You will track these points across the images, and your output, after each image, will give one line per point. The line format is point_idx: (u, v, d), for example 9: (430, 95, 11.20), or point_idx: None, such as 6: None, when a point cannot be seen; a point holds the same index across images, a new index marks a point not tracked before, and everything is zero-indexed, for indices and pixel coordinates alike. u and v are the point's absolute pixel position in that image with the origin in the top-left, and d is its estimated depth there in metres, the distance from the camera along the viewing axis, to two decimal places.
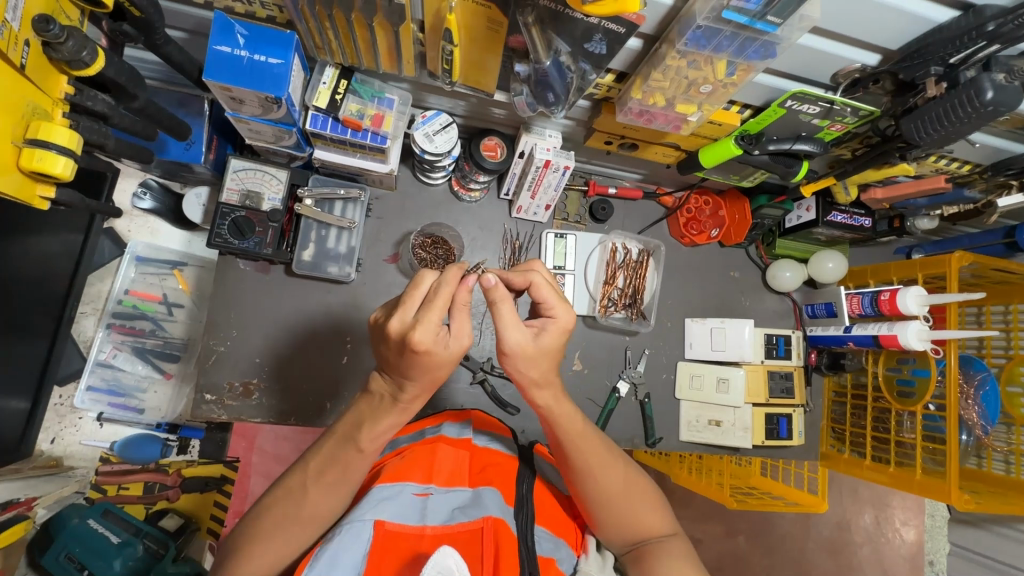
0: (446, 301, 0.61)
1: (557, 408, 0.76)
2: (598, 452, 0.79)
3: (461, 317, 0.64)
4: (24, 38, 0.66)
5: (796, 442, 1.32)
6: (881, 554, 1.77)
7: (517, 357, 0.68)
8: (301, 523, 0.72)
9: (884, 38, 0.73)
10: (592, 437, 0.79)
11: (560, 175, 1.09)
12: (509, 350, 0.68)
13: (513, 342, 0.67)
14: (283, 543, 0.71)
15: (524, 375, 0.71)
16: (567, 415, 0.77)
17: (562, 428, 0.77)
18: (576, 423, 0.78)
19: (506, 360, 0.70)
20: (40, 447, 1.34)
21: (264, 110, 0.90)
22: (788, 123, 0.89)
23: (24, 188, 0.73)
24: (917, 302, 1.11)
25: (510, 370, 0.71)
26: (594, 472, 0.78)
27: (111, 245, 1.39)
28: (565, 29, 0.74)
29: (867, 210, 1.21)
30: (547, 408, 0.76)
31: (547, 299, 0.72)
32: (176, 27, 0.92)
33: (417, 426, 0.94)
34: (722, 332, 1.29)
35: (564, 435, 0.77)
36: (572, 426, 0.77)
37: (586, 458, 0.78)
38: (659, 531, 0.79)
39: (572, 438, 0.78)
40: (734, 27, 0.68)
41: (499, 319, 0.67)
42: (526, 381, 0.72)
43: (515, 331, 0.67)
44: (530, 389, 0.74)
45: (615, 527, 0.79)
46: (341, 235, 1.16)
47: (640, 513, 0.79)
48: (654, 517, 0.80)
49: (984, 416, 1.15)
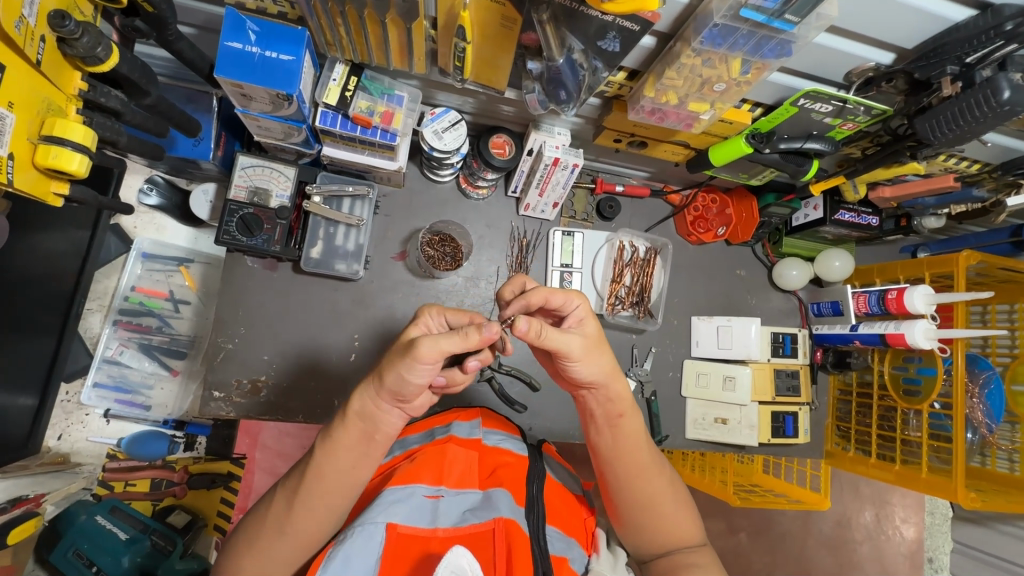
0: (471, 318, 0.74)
1: (625, 408, 0.79)
2: (647, 459, 0.81)
3: (449, 334, 0.64)
4: (40, 33, 0.66)
5: (801, 440, 1.32)
6: (882, 551, 1.78)
7: (585, 357, 0.71)
8: (312, 527, 0.73)
9: (898, 37, 0.73)
10: (645, 443, 0.81)
11: (569, 172, 1.08)
12: (574, 356, 0.71)
13: (576, 346, 0.70)
14: (298, 542, 0.73)
15: (596, 372, 0.74)
16: (631, 414, 0.79)
17: (624, 429, 0.80)
18: (635, 424, 0.80)
19: (576, 367, 0.72)
20: (47, 444, 1.34)
21: (274, 107, 0.90)
22: (799, 122, 0.89)
23: (39, 185, 0.73)
24: (924, 301, 1.11)
25: (580, 375, 0.73)
26: (643, 479, 0.80)
27: (117, 242, 1.39)
28: (579, 26, 0.74)
29: (875, 209, 1.21)
30: (615, 408, 0.78)
31: (563, 301, 0.74)
32: (187, 23, 0.92)
33: (428, 425, 0.95)
34: (728, 331, 1.29)
35: (623, 436, 0.80)
36: (631, 427, 0.80)
37: (636, 462, 0.80)
38: (688, 541, 0.81)
39: (629, 441, 0.80)
40: (751, 26, 0.68)
41: (550, 339, 0.68)
42: (599, 378, 0.74)
43: (571, 337, 0.70)
44: (603, 386, 0.76)
45: (647, 531, 0.82)
46: (349, 233, 1.16)
47: (675, 522, 0.81)
48: (685, 526, 0.82)
49: (988, 415, 1.16)
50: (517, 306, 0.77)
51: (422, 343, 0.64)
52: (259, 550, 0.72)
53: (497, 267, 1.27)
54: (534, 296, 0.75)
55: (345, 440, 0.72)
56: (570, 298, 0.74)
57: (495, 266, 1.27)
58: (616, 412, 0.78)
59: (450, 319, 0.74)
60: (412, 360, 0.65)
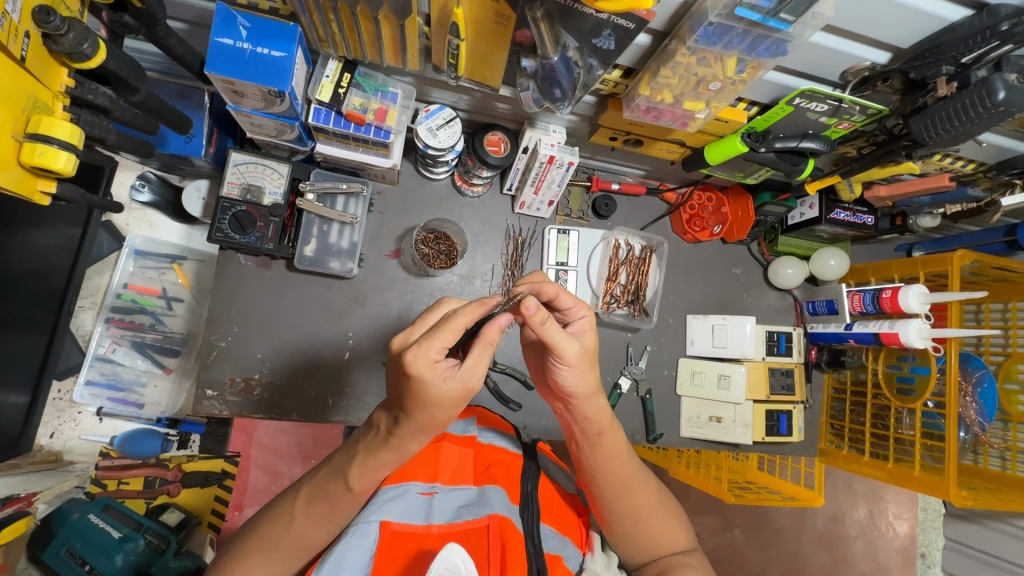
0: (457, 326, 0.63)
1: (604, 426, 0.77)
2: (632, 471, 0.80)
3: (482, 354, 0.65)
4: (24, 29, 0.65)
5: (795, 438, 1.33)
6: (875, 547, 1.79)
7: (576, 364, 0.71)
8: (303, 534, 0.72)
9: (893, 37, 0.73)
10: (629, 457, 0.81)
11: (564, 170, 1.08)
12: (566, 359, 0.70)
13: (572, 351, 0.70)
14: (302, 544, 0.72)
15: (580, 384, 0.73)
16: (611, 433, 0.78)
17: (604, 448, 0.78)
18: (616, 442, 0.79)
19: (563, 371, 0.72)
20: (39, 442, 1.33)
21: (266, 104, 0.89)
22: (795, 121, 0.88)
23: (25, 183, 0.72)
24: (919, 300, 1.11)
25: (565, 382, 0.73)
26: (629, 489, 0.80)
27: (110, 239, 1.38)
28: (573, 24, 0.73)
29: (870, 208, 1.21)
30: (596, 426, 0.77)
31: (572, 306, 0.75)
32: (176, 18, 0.91)
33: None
34: (723, 329, 1.28)
35: (604, 453, 0.78)
36: (611, 445, 0.79)
37: (620, 477, 0.79)
38: (678, 544, 0.82)
39: (611, 458, 0.79)
40: (746, 25, 0.68)
41: (550, 338, 0.68)
42: (580, 392, 0.73)
43: (568, 340, 0.70)
44: (581, 402, 0.75)
45: (637, 540, 0.81)
46: (343, 231, 1.15)
47: (663, 527, 0.82)
48: (674, 532, 0.82)
49: (982, 413, 1.17)
50: (527, 288, 0.76)
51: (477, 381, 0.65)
52: (267, 546, 0.71)
53: (493, 266, 1.26)
54: (548, 288, 0.75)
55: (370, 454, 0.70)
56: (579, 306, 0.75)
57: (489, 265, 1.26)
58: (595, 429, 0.77)
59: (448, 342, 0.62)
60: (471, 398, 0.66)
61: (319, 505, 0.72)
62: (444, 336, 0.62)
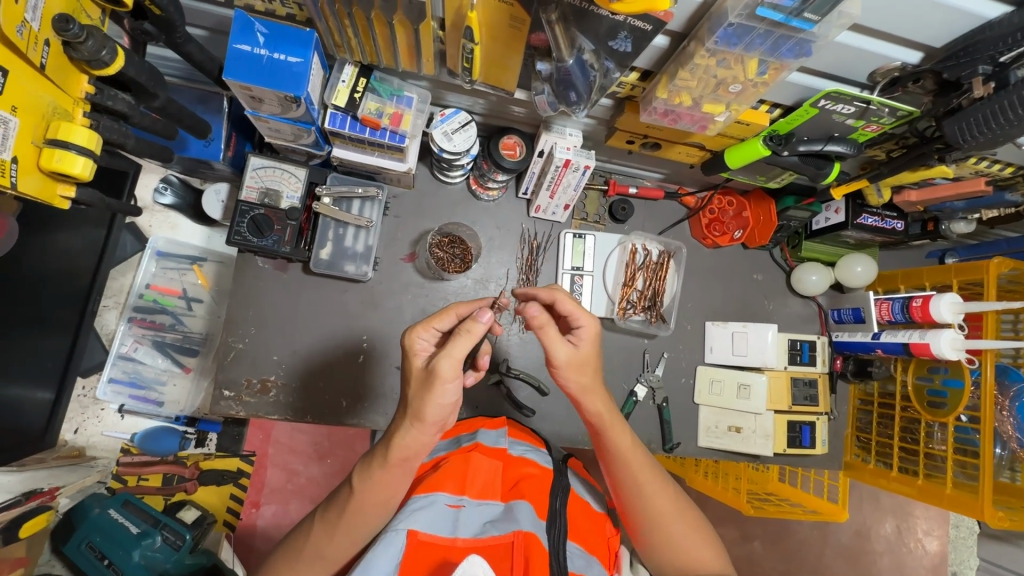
0: (455, 313, 0.73)
1: (606, 425, 0.80)
2: (645, 475, 0.81)
3: (454, 340, 0.64)
4: (44, 38, 0.67)
5: (819, 451, 1.28)
6: (903, 563, 1.72)
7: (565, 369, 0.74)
8: (314, 551, 0.76)
9: (926, 36, 0.70)
10: (641, 459, 0.82)
11: (580, 174, 1.06)
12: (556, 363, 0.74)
13: (559, 357, 0.73)
14: (323, 556, 0.76)
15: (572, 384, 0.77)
16: (614, 435, 0.80)
17: (609, 447, 0.81)
18: (623, 442, 0.81)
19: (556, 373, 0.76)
20: (64, 437, 1.37)
21: (283, 109, 0.90)
22: (820, 123, 0.85)
23: (46, 188, 0.74)
24: (951, 309, 1.06)
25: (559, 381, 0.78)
26: (643, 492, 0.81)
27: (133, 240, 1.42)
28: (589, 26, 0.72)
29: (900, 212, 1.16)
30: (598, 426, 0.80)
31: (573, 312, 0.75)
32: (197, 25, 0.92)
33: (454, 433, 0.95)
34: (744, 337, 1.25)
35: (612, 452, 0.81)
36: (617, 444, 0.81)
37: (632, 476, 0.81)
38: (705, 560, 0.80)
39: (620, 457, 0.81)
40: (768, 25, 0.66)
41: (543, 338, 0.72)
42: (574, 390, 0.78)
43: (560, 345, 0.73)
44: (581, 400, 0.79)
45: (662, 551, 0.81)
46: (358, 234, 1.16)
47: (687, 540, 0.80)
48: (700, 548, 0.81)
49: (1019, 428, 1.10)
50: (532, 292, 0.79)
51: (437, 362, 0.64)
52: None
53: (507, 270, 1.25)
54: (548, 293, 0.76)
55: (370, 459, 0.74)
56: (580, 312, 0.74)
57: (504, 268, 1.25)
58: (598, 429, 0.81)
59: (439, 327, 0.72)
60: (438, 383, 0.65)
61: (329, 512, 0.76)
62: (442, 319, 0.73)
